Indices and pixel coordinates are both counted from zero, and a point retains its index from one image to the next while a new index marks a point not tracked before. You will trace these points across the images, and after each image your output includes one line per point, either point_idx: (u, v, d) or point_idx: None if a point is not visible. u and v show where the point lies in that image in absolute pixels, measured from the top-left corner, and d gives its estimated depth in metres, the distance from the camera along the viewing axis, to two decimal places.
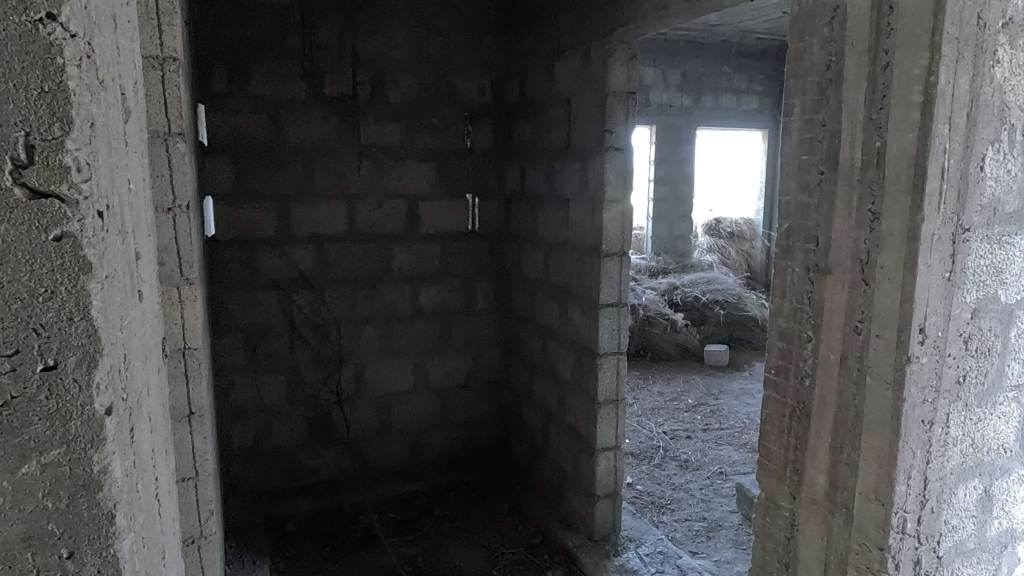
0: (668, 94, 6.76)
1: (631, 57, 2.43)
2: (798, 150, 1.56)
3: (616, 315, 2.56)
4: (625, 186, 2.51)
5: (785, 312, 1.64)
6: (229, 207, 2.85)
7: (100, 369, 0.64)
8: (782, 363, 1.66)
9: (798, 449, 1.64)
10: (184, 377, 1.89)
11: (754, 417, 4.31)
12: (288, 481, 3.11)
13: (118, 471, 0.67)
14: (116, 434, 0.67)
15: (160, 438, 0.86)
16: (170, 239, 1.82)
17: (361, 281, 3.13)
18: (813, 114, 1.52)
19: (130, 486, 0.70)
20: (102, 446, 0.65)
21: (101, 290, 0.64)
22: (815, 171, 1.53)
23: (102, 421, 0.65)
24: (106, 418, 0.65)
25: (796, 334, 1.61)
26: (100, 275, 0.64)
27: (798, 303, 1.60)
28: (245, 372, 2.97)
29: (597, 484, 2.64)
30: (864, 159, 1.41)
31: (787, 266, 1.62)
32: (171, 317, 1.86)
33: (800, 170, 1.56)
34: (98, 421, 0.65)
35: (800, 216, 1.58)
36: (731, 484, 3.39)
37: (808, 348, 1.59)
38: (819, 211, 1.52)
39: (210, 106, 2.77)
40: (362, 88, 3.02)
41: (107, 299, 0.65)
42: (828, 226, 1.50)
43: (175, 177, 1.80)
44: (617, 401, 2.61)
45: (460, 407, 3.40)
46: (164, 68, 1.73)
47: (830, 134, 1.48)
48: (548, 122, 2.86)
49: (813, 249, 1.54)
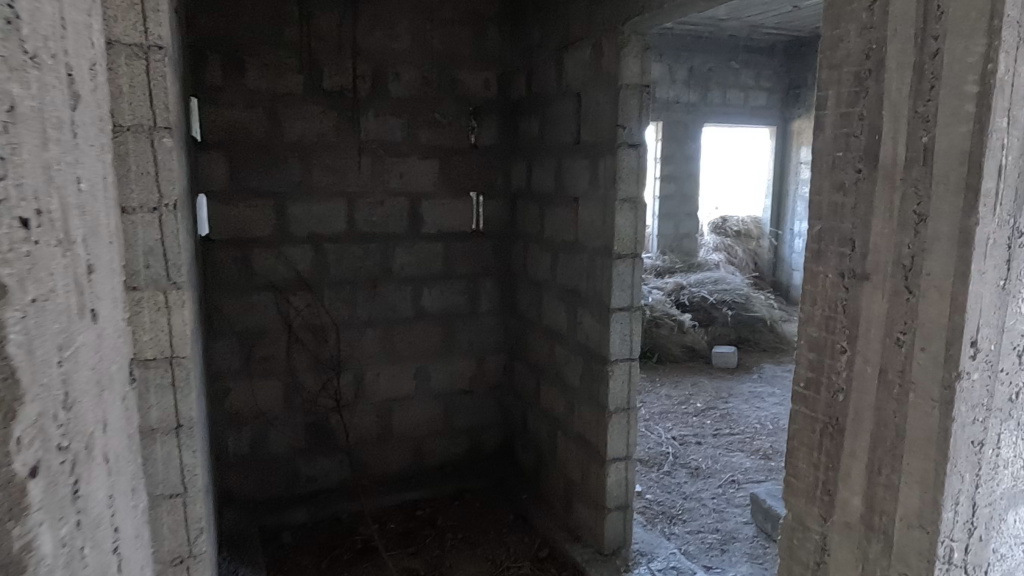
0: (675, 90, 6.63)
1: (645, 48, 2.30)
2: (832, 146, 1.43)
3: (627, 319, 2.43)
4: (638, 184, 2.38)
5: (816, 320, 1.52)
6: (224, 205, 2.73)
7: (21, 421, 0.50)
8: (812, 374, 1.55)
9: (829, 469, 1.52)
10: (171, 387, 1.78)
11: (766, 422, 4.19)
12: (284, 490, 3.00)
13: (46, 546, 0.52)
14: (44, 500, 0.53)
15: (125, 479, 0.75)
16: (156, 240, 1.70)
17: (361, 283, 3.01)
18: (851, 107, 1.38)
19: (68, 558, 0.56)
20: (26, 516, 0.50)
21: (19, 321, 0.50)
22: (851, 170, 1.39)
23: (26, 485, 0.50)
24: (30, 480, 0.51)
25: (828, 345, 1.50)
26: (17, 301, 0.50)
27: (831, 311, 1.48)
28: (240, 377, 2.86)
29: (607, 496, 2.52)
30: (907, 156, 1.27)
31: (818, 272, 1.50)
32: (157, 324, 1.74)
33: (834, 168, 1.44)
34: (21, 486, 0.50)
35: (834, 218, 1.45)
36: (745, 494, 3.27)
37: (842, 360, 1.47)
38: (855, 213, 1.40)
39: (204, 100, 2.66)
40: (362, 81, 2.91)
41: (32, 332, 0.52)
42: (866, 229, 1.38)
43: (161, 174, 1.68)
44: (628, 409, 2.49)
45: (463, 414, 3.28)
46: (149, 57, 1.62)
47: (870, 128, 1.35)
48: (556, 117, 2.74)
49: (848, 253, 1.42)
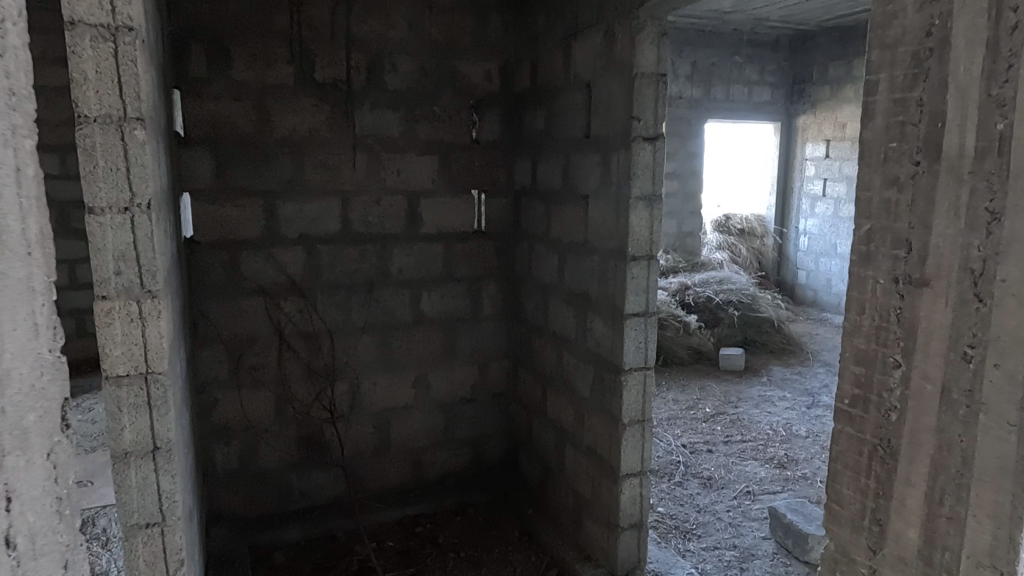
0: (679, 85, 6.48)
1: (661, 34, 2.13)
2: (883, 137, 1.09)
3: (642, 326, 2.27)
4: (654, 180, 2.21)
5: (863, 333, 1.16)
6: (210, 205, 2.57)
7: None
8: (860, 391, 1.18)
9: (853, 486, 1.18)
10: (147, 406, 1.61)
11: (779, 428, 4.04)
12: (277, 507, 2.83)
13: None
14: None
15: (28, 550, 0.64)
16: (128, 244, 1.54)
17: (355, 287, 2.84)
18: (908, 91, 1.04)
19: None
20: None
21: None
22: (908, 162, 1.05)
23: None
24: None
25: (878, 360, 1.14)
26: None
27: (881, 323, 1.13)
28: (228, 388, 2.69)
29: (620, 514, 2.36)
30: (972, 124, 0.96)
31: (869, 278, 1.14)
32: (129, 337, 1.57)
33: (886, 162, 1.09)
34: None
35: (888, 218, 1.09)
36: (761, 506, 3.11)
37: (895, 376, 1.11)
38: (912, 211, 1.05)
39: (189, 93, 2.49)
40: (356, 72, 2.73)
41: None
42: (927, 227, 1.03)
43: (133, 171, 1.52)
44: (643, 421, 2.32)
45: (463, 423, 3.12)
46: (117, 39, 1.45)
47: (929, 115, 1.01)
48: (564, 110, 2.57)
49: (904, 257, 1.08)
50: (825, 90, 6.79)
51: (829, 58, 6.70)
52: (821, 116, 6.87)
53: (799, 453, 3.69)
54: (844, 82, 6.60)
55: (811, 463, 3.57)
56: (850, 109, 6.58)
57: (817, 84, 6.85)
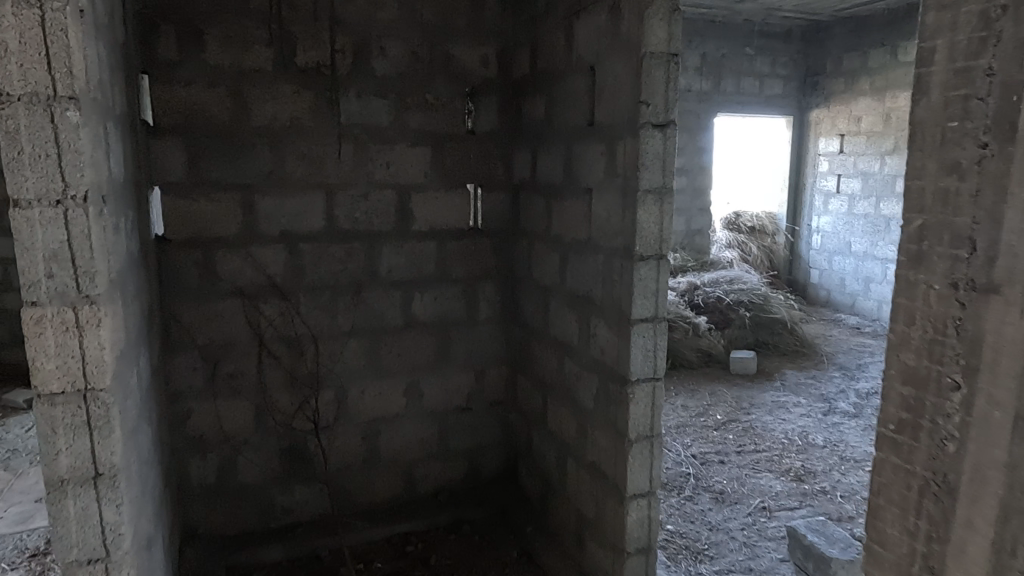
0: (687, 78, 6.27)
1: (673, 9, 1.91)
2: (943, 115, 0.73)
3: (651, 332, 2.06)
4: (665, 171, 2.00)
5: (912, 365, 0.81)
6: (182, 200, 2.38)
7: None
8: (909, 416, 0.81)
9: (879, 540, 0.85)
10: (86, 427, 1.41)
11: (794, 436, 3.82)
12: (257, 523, 2.64)
13: None
14: None
15: None
16: (61, 242, 1.34)
17: (341, 288, 2.64)
18: (974, 56, 0.70)
19: None
20: None
21: None
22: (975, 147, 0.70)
23: None
24: None
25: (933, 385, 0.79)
26: None
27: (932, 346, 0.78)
28: (204, 397, 2.50)
29: (626, 537, 2.15)
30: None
31: (918, 282, 0.78)
32: (65, 349, 1.37)
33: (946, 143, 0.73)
34: None
35: (947, 210, 0.74)
36: (778, 524, 2.90)
37: (953, 402, 0.75)
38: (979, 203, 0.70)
39: (157, 77, 2.30)
40: (342, 56, 2.53)
41: None
42: (999, 221, 0.68)
43: (65, 158, 1.32)
44: (652, 437, 2.12)
45: (459, 434, 2.92)
46: (43, 4, 1.26)
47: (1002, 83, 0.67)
48: (566, 96, 2.36)
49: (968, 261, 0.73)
50: (839, 82, 6.53)
51: (843, 49, 6.47)
52: (835, 110, 6.61)
53: (816, 464, 3.47)
54: (860, 74, 6.34)
55: (831, 476, 3.35)
56: (865, 102, 6.30)
57: (831, 76, 6.60)
